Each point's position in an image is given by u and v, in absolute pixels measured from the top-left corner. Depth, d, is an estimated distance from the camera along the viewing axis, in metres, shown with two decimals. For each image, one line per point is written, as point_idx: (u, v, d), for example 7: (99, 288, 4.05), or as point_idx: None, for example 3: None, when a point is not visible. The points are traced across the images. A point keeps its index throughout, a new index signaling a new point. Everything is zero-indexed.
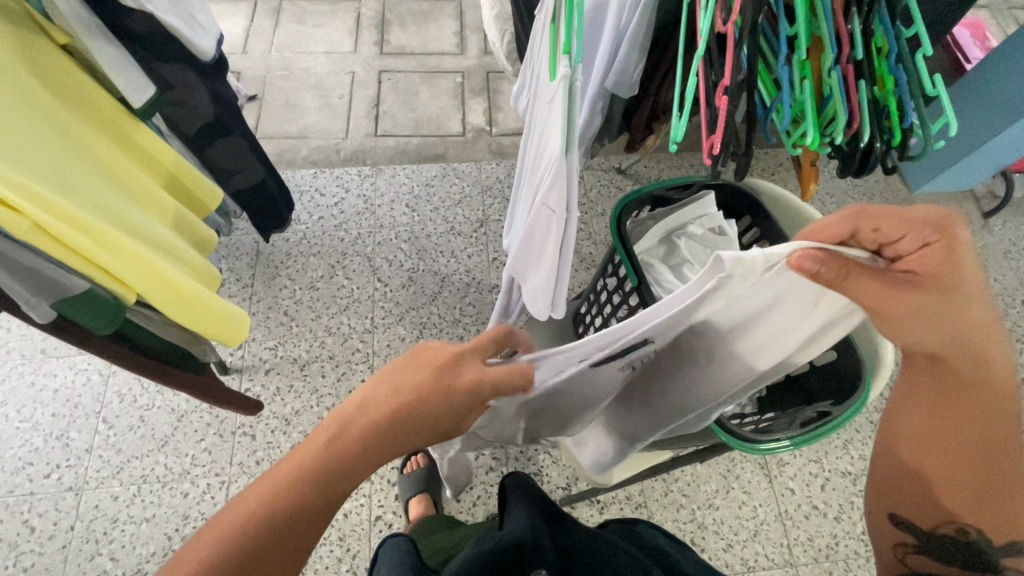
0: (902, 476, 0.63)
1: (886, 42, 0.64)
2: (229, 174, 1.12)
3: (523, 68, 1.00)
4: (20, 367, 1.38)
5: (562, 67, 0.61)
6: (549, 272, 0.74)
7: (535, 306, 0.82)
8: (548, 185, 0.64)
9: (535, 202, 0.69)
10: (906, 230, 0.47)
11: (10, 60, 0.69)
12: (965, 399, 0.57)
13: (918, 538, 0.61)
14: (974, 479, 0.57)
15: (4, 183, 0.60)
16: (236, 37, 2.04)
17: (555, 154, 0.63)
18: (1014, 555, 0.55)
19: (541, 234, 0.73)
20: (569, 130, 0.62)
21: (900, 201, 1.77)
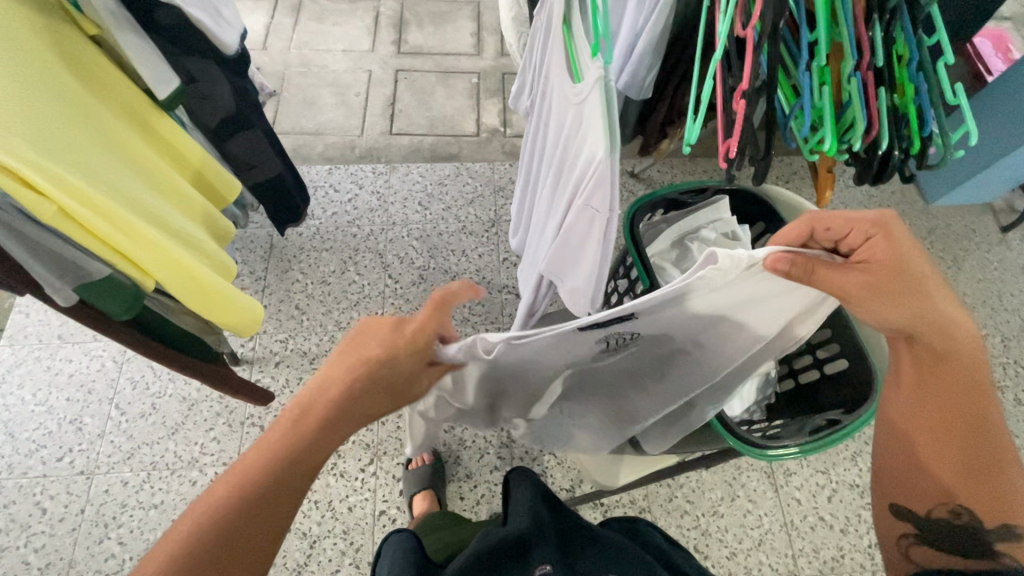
0: (893, 467, 0.63)
1: (908, 50, 0.63)
2: (248, 167, 1.14)
3: (524, 63, 1.00)
4: (37, 351, 1.41)
5: (596, 68, 0.63)
6: (590, 272, 0.74)
7: (574, 306, 0.82)
8: (594, 184, 0.65)
9: (576, 204, 0.69)
10: (851, 228, 0.53)
11: (42, 50, 0.71)
12: (940, 374, 0.59)
13: (918, 524, 0.61)
14: (963, 455, 0.58)
15: (34, 168, 0.61)
16: (257, 33, 2.06)
17: (600, 154, 0.63)
18: (1008, 530, 0.55)
19: (579, 235, 0.73)
20: (613, 129, 0.62)
21: (915, 212, 1.75)
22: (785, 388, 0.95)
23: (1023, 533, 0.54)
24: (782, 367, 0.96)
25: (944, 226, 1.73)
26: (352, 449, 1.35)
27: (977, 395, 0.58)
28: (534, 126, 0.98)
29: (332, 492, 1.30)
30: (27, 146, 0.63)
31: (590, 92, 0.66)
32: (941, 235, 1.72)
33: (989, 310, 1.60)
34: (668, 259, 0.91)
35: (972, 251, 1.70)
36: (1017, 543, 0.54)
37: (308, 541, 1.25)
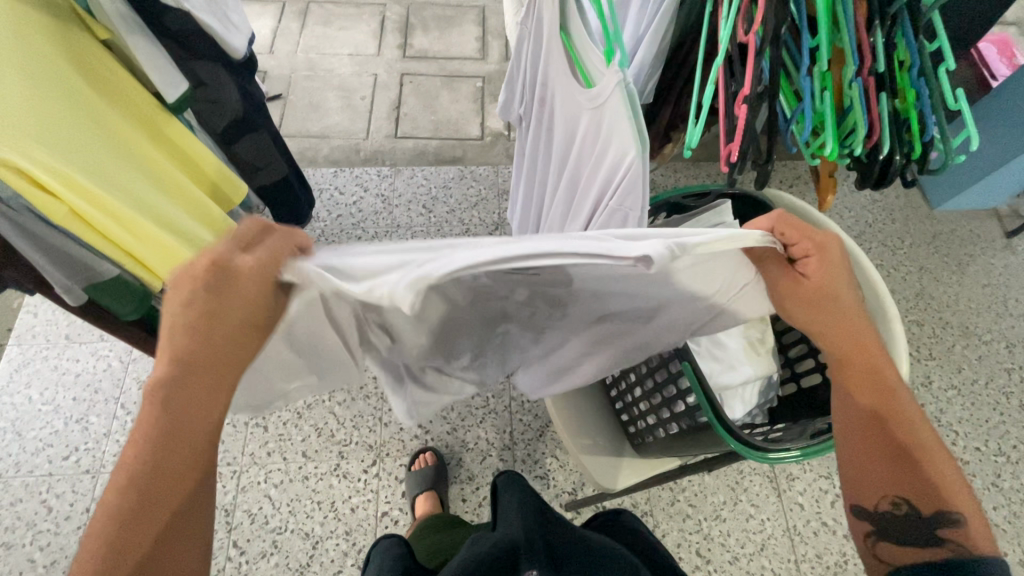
0: (840, 466, 0.62)
1: (908, 56, 0.63)
2: (254, 170, 1.16)
3: (511, 73, 1.01)
4: (45, 351, 1.42)
5: (615, 73, 0.64)
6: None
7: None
8: (627, 185, 0.66)
9: (605, 207, 0.70)
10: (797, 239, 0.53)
11: (55, 54, 0.72)
12: (855, 373, 0.59)
13: (875, 521, 0.58)
14: (894, 448, 0.57)
15: (46, 170, 0.63)
16: (264, 37, 2.08)
17: (632, 157, 0.64)
18: (945, 516, 0.54)
19: (607, 237, 0.75)
20: (641, 131, 0.64)
21: (920, 217, 1.75)
22: (788, 392, 0.95)
23: (958, 517, 0.54)
24: (785, 371, 0.96)
25: (948, 231, 1.73)
26: (355, 450, 1.36)
27: (891, 390, 0.58)
28: (535, 138, 0.99)
29: (335, 492, 1.31)
30: (40, 148, 0.64)
31: (608, 97, 0.67)
32: (945, 240, 1.71)
33: (994, 316, 1.59)
34: None
35: (977, 256, 1.69)
36: (958, 528, 0.53)
37: (311, 541, 1.26)
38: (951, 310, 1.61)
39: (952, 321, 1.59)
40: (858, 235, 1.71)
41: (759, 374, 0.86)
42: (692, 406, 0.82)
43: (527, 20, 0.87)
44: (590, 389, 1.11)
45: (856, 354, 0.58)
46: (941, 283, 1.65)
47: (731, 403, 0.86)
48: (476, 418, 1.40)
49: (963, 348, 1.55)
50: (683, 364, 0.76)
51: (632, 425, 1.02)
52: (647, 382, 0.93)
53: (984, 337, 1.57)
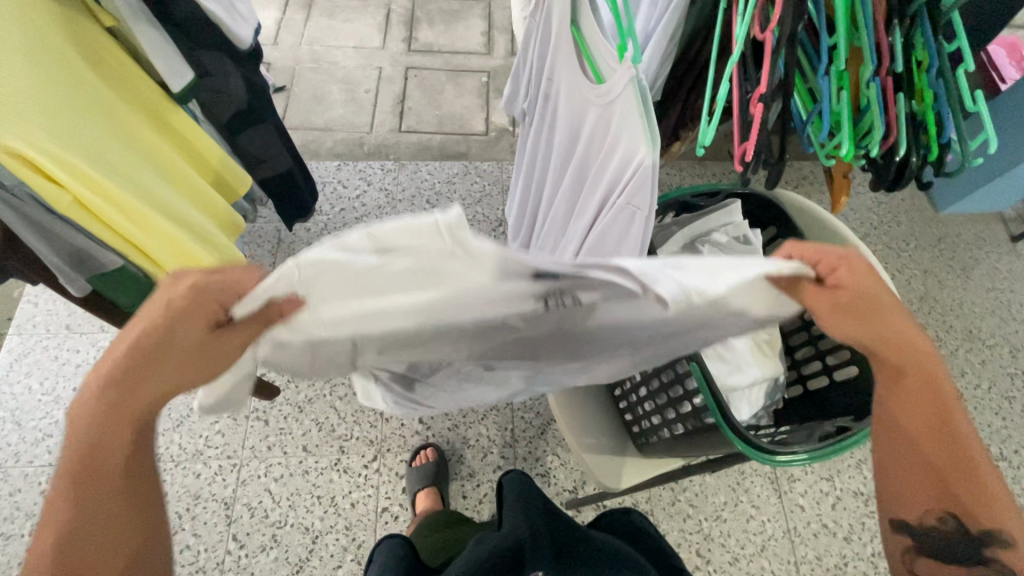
0: (876, 477, 0.57)
1: (926, 55, 0.62)
2: (259, 161, 1.14)
3: (515, 68, 1.00)
4: (45, 341, 1.41)
5: (628, 67, 0.62)
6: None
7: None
8: (636, 183, 0.64)
9: (613, 205, 0.69)
10: (817, 257, 0.47)
11: (61, 41, 0.71)
12: (903, 387, 0.51)
13: (917, 538, 0.55)
14: (936, 464, 0.51)
15: (52, 159, 0.62)
16: (268, 28, 2.07)
17: (643, 154, 0.63)
18: (993, 536, 0.51)
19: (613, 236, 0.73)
20: (654, 128, 0.62)
21: (925, 220, 1.74)
22: (793, 393, 0.95)
23: (1012, 539, 0.51)
24: (792, 373, 0.95)
25: (953, 234, 1.72)
26: (356, 445, 1.35)
27: (940, 403, 0.50)
28: (541, 131, 0.97)
29: (335, 487, 1.30)
30: (47, 138, 0.63)
31: (621, 93, 0.66)
32: (950, 243, 1.71)
33: (997, 320, 1.59)
34: None
35: (982, 260, 1.69)
36: (1012, 549, 0.51)
37: (310, 536, 1.25)
38: (955, 314, 1.60)
39: (956, 325, 1.59)
40: (863, 237, 1.70)
41: (766, 376, 0.85)
42: (698, 407, 0.81)
43: (536, 12, 0.85)
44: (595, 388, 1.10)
45: (898, 364, 0.50)
46: (946, 286, 1.64)
47: (737, 405, 0.85)
48: (477, 415, 1.40)
49: (967, 353, 1.55)
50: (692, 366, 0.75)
51: (636, 424, 1.02)
52: (652, 382, 0.92)
53: (988, 341, 1.57)
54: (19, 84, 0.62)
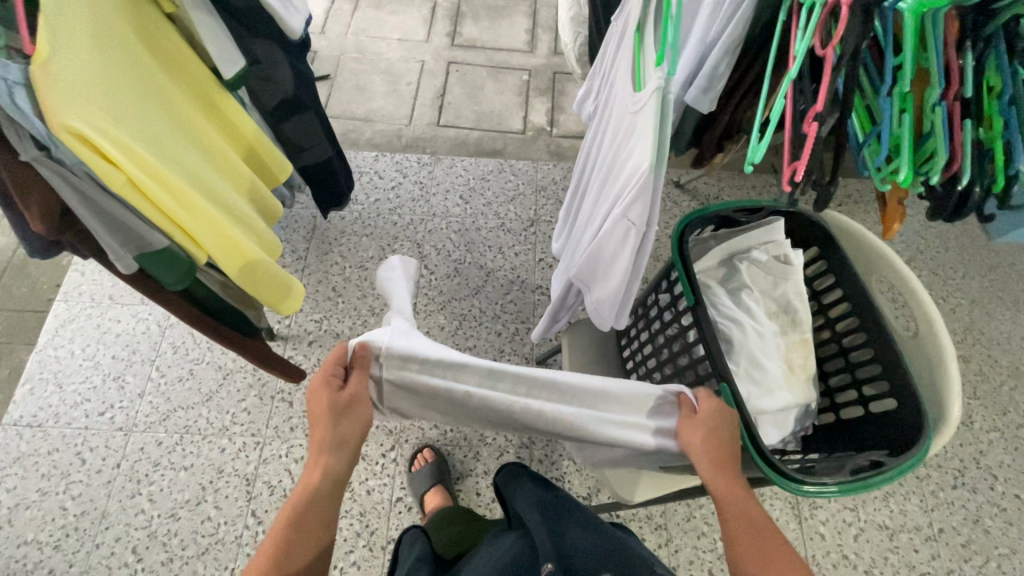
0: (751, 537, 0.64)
1: (1000, 82, 0.59)
2: (300, 150, 1.17)
3: (595, 66, 0.99)
4: (89, 309, 1.48)
5: (656, 78, 0.62)
6: (618, 284, 0.74)
7: (599, 319, 0.84)
8: (630, 196, 0.65)
9: (611, 215, 0.70)
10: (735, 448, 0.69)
11: (125, 23, 0.73)
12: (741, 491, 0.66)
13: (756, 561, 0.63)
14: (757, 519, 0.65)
15: (108, 139, 0.64)
16: (317, 17, 2.10)
17: (643, 167, 0.62)
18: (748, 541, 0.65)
19: (611, 246, 0.74)
20: (662, 143, 0.62)
21: (976, 247, 1.67)
22: (824, 421, 0.92)
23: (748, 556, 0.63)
24: (824, 400, 0.93)
25: (1005, 265, 1.64)
26: (375, 433, 1.38)
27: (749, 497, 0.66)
28: (593, 132, 0.97)
29: (352, 473, 1.32)
30: (106, 118, 0.65)
31: (645, 102, 0.65)
32: (1002, 274, 1.63)
33: None
34: (714, 277, 0.88)
35: None
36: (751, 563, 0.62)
37: None
38: (1001, 348, 1.53)
39: (1001, 360, 1.51)
40: (908, 261, 1.64)
41: (798, 401, 0.82)
42: None
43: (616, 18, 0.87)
44: None
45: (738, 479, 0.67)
46: (994, 319, 1.57)
47: (766, 428, 0.82)
48: None
49: (1012, 390, 1.48)
50: (722, 386, 0.75)
51: None
52: None
53: None
54: (84, 68, 0.64)
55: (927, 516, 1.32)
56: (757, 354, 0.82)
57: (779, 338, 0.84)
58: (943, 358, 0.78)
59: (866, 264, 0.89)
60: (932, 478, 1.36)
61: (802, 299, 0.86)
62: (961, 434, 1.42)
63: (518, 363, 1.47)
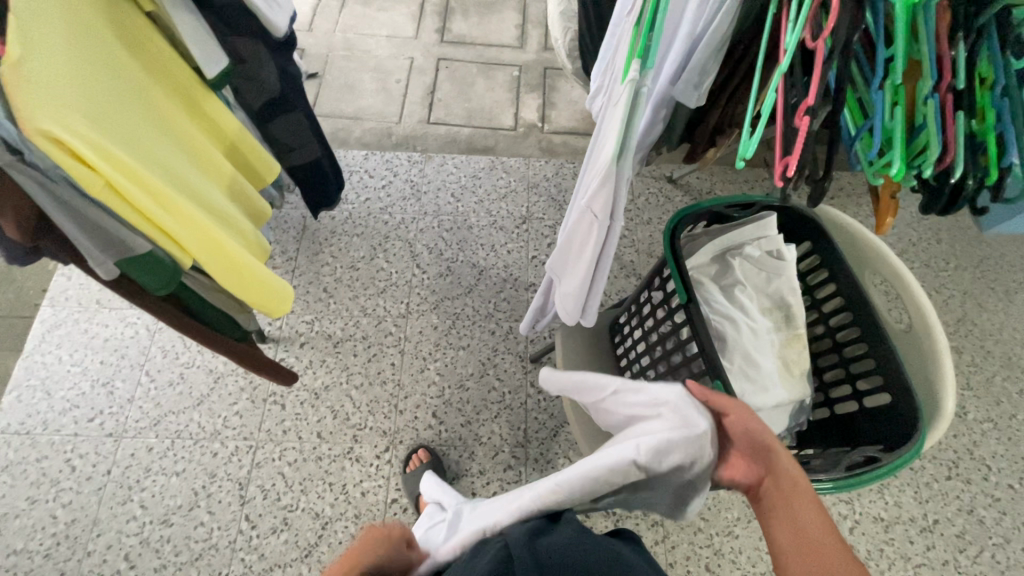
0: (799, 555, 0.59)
1: (992, 72, 0.58)
2: (288, 150, 1.15)
3: (601, 61, 0.99)
4: (76, 314, 1.45)
5: (631, 72, 0.61)
6: (585, 275, 0.79)
7: (566, 309, 0.88)
8: (594, 190, 0.68)
9: (579, 207, 0.73)
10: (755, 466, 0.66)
11: (101, 22, 0.71)
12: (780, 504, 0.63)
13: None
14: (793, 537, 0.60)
15: (84, 142, 0.62)
16: (304, 15, 2.07)
17: (606, 160, 0.65)
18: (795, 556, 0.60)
19: (581, 237, 0.77)
20: (626, 138, 0.64)
21: (968, 239, 1.67)
22: (818, 416, 0.91)
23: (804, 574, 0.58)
24: (818, 395, 0.92)
25: (997, 256, 1.65)
26: (369, 435, 1.36)
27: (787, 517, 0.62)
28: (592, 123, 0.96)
29: (347, 475, 1.31)
30: (82, 119, 0.63)
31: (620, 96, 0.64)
32: (993, 265, 1.64)
33: None
34: (707, 274, 0.87)
35: None
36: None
37: (320, 521, 1.26)
38: (993, 339, 1.53)
39: (994, 351, 1.52)
40: (901, 254, 1.64)
41: (793, 398, 0.82)
42: None
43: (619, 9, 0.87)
44: None
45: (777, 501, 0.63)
46: (986, 309, 1.57)
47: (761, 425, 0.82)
48: (491, 413, 1.40)
49: (1004, 380, 1.48)
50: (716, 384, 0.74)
51: None
52: None
53: None
54: (60, 69, 0.62)
55: (922, 508, 1.33)
56: (751, 351, 0.82)
57: (773, 334, 0.84)
58: (938, 352, 0.77)
59: (860, 259, 0.89)
60: (926, 470, 1.37)
61: (796, 294, 0.85)
62: (955, 424, 1.42)
63: (513, 362, 1.47)
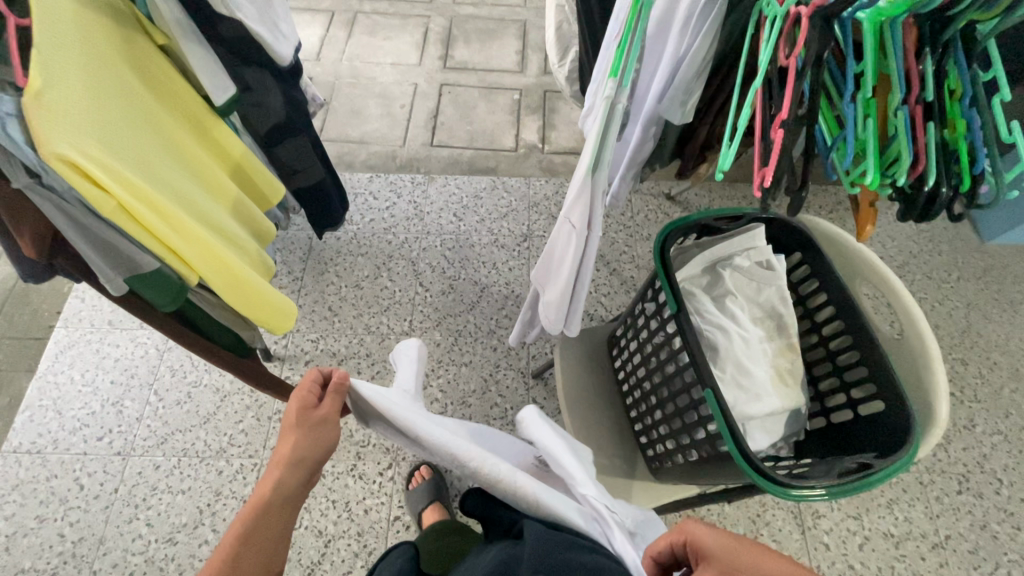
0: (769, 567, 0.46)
1: (960, 84, 0.61)
2: (293, 172, 1.19)
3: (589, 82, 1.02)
4: (89, 335, 1.49)
5: (607, 88, 0.64)
6: (566, 284, 0.81)
7: (549, 318, 0.90)
8: (572, 200, 0.72)
9: (559, 217, 0.77)
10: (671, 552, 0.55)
11: (116, 54, 0.75)
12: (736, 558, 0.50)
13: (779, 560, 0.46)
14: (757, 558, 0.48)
15: (97, 164, 0.65)
16: (312, 45, 2.16)
17: (583, 171, 0.70)
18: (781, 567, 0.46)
19: (562, 248, 0.81)
20: (601, 151, 0.67)
21: (970, 250, 1.67)
22: (816, 425, 0.92)
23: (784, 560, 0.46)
24: (815, 405, 0.93)
25: (1000, 267, 1.65)
26: (372, 451, 1.37)
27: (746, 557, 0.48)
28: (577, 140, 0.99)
29: (350, 493, 1.32)
30: (95, 143, 0.67)
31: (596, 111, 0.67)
32: (996, 275, 1.63)
33: None
34: (698, 284, 0.89)
35: None
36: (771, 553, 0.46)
37: (323, 540, 1.26)
38: (1000, 350, 1.52)
39: (1001, 362, 1.50)
40: (902, 266, 1.64)
41: (786, 406, 0.82)
42: (713, 434, 0.80)
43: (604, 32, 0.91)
44: (611, 406, 1.08)
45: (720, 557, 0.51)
46: (991, 321, 1.56)
47: (755, 433, 0.82)
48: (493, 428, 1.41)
49: (1013, 392, 1.47)
50: (707, 392, 0.76)
51: (650, 446, 0.99)
52: (667, 405, 0.90)
53: None
54: (76, 96, 0.66)
55: (933, 523, 1.30)
56: (743, 360, 0.83)
57: (765, 342, 0.85)
58: (930, 358, 0.78)
59: (850, 269, 0.90)
60: (936, 484, 1.35)
61: (787, 304, 0.87)
62: (963, 437, 1.40)
63: (515, 378, 1.48)
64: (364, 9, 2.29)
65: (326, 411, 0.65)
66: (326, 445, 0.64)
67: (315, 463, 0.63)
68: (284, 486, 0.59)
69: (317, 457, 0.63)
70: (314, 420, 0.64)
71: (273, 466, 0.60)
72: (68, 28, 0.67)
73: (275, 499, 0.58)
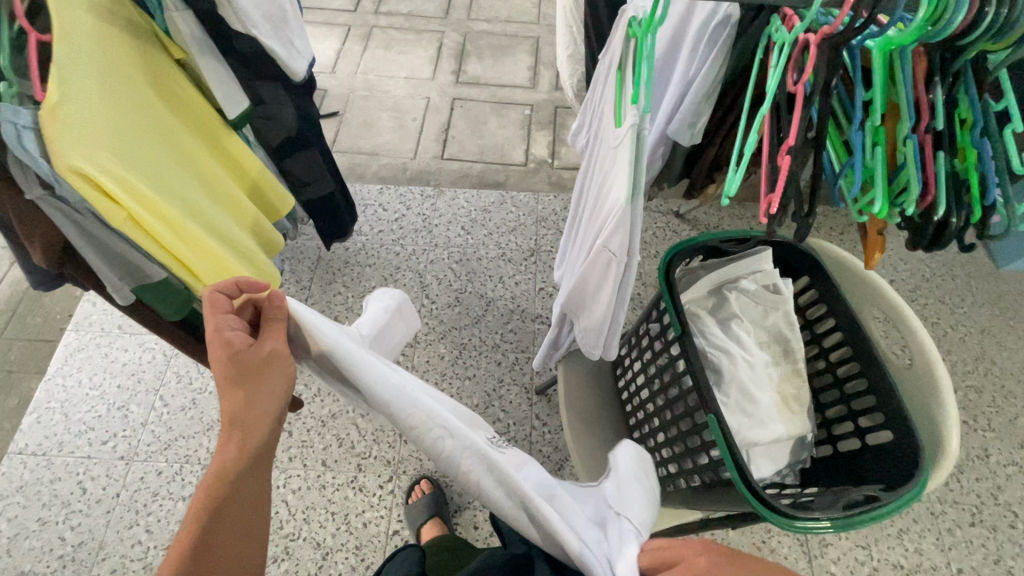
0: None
1: (970, 114, 0.60)
2: (302, 184, 1.20)
3: (585, 102, 1.01)
4: (98, 338, 1.51)
5: (630, 117, 0.64)
6: (604, 311, 0.80)
7: (588, 344, 0.89)
8: (610, 231, 0.69)
9: (594, 248, 0.74)
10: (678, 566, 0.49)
11: (134, 68, 0.77)
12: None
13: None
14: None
15: (109, 176, 0.66)
16: (328, 58, 2.20)
17: (619, 202, 0.66)
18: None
19: (598, 276, 0.78)
20: (637, 178, 0.65)
21: (984, 276, 1.64)
22: (822, 453, 0.90)
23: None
24: (821, 432, 0.91)
25: (1015, 293, 1.62)
26: (373, 464, 1.36)
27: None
28: (586, 159, 0.97)
29: (350, 505, 1.31)
30: (109, 154, 0.68)
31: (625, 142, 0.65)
32: (1011, 302, 1.60)
33: None
34: (703, 307, 0.88)
35: None
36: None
37: (321, 552, 1.25)
38: (1014, 379, 1.49)
39: (1016, 391, 1.47)
40: (914, 290, 1.62)
41: (792, 433, 0.81)
42: (715, 460, 0.78)
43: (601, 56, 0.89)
44: (614, 427, 1.07)
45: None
46: (1006, 348, 1.53)
47: (759, 460, 0.81)
48: None
49: None
50: (710, 418, 0.74)
51: (653, 470, 0.98)
52: (670, 428, 0.89)
53: None
54: (92, 110, 0.68)
55: (945, 556, 1.27)
56: (749, 386, 0.82)
57: (770, 367, 0.84)
58: (940, 389, 0.76)
59: (858, 293, 0.89)
60: (948, 515, 1.31)
61: (793, 329, 0.86)
62: (976, 467, 1.37)
63: (518, 394, 1.47)
64: (379, 23, 2.33)
65: (265, 350, 0.54)
66: (268, 393, 0.52)
67: (275, 414, 0.52)
68: (239, 449, 0.50)
69: (266, 408, 0.52)
70: (249, 365, 0.53)
71: (221, 433, 0.50)
72: (86, 42, 0.69)
73: (227, 485, 0.48)
